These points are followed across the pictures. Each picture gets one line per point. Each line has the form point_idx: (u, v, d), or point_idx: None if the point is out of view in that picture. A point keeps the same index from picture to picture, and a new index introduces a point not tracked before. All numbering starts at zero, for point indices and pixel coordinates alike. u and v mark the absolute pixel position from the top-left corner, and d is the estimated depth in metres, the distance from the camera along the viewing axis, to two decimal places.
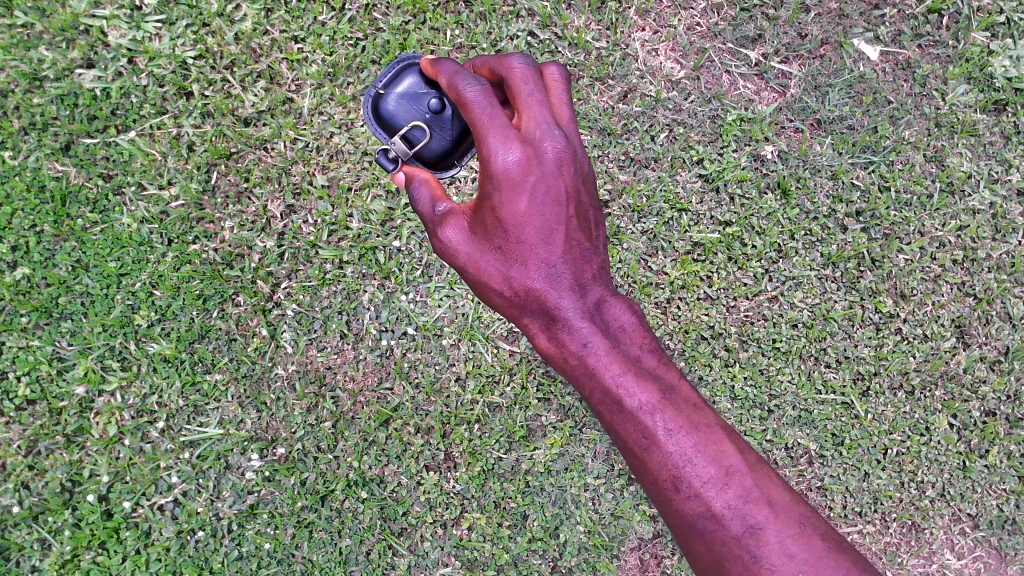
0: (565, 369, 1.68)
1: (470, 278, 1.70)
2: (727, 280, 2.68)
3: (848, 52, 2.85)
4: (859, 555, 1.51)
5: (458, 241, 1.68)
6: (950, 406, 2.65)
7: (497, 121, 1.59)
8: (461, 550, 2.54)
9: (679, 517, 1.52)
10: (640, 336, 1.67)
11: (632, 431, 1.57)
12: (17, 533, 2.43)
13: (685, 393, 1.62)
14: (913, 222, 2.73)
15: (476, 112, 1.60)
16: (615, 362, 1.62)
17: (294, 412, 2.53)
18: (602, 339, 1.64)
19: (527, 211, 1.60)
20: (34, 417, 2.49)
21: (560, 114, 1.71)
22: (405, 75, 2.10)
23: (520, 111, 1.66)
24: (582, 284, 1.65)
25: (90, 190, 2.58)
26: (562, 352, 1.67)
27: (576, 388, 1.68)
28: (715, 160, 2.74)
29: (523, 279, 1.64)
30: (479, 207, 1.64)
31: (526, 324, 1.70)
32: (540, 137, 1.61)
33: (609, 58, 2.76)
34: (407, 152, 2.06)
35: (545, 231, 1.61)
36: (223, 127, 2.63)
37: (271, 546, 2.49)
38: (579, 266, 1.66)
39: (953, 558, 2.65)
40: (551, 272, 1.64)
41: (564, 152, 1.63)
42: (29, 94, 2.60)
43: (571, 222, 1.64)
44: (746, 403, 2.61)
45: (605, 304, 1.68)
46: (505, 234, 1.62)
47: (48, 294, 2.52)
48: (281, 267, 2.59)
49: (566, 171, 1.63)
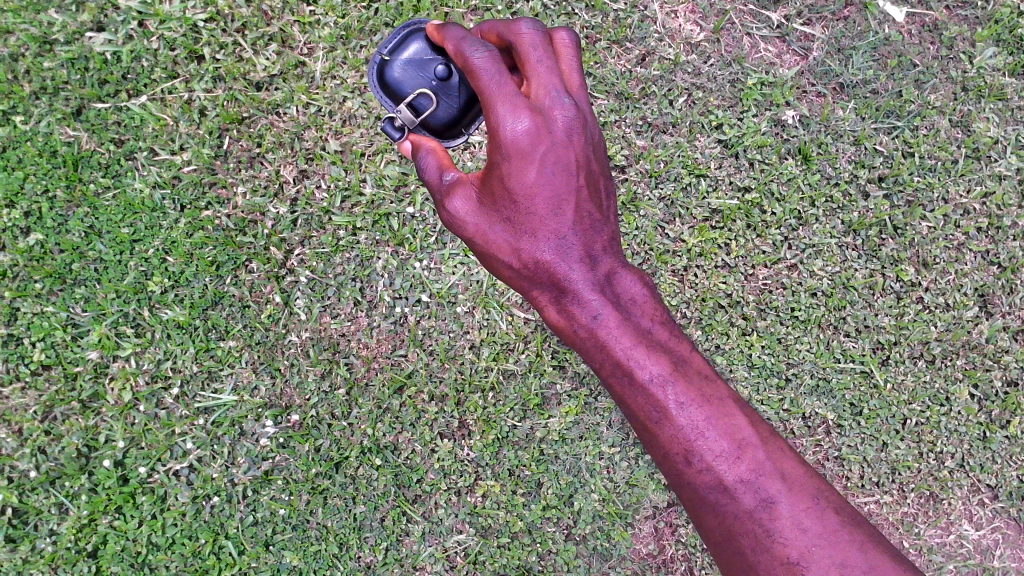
0: (576, 341, 1.65)
1: (478, 249, 1.67)
2: (745, 248, 2.63)
3: (874, 13, 2.77)
4: (871, 527, 1.50)
5: (466, 212, 1.65)
6: (972, 375, 2.61)
7: (506, 89, 1.53)
8: (475, 518, 2.53)
9: (691, 490, 1.50)
10: (651, 308, 1.64)
11: (643, 404, 1.54)
12: (34, 497, 2.43)
13: (696, 365, 1.59)
14: (937, 188, 2.68)
15: (484, 80, 1.54)
16: (626, 335, 1.58)
17: (308, 379, 2.53)
18: (613, 311, 1.61)
19: (536, 182, 1.56)
20: (50, 382, 2.49)
21: (569, 81, 1.64)
22: (411, 40, 2.05)
23: (528, 77, 1.59)
24: (592, 255, 1.62)
25: (102, 155, 2.56)
26: (571, 324, 1.64)
27: (586, 360, 1.65)
28: (735, 125, 2.68)
29: (532, 251, 1.61)
30: (487, 177, 1.60)
31: (535, 296, 1.67)
32: (550, 105, 1.56)
33: (627, 20, 2.69)
34: (413, 121, 1.98)
35: (555, 202, 1.58)
36: (235, 92, 2.60)
37: (286, 512, 2.49)
38: (590, 237, 1.62)
39: (971, 529, 2.61)
40: (560, 243, 1.60)
41: (575, 121, 1.57)
42: (39, 58, 2.58)
43: (581, 192, 1.60)
44: (763, 371, 2.57)
45: (616, 276, 1.64)
46: (514, 206, 1.58)
47: (61, 259, 2.51)
48: (294, 233, 2.57)
49: (576, 140, 1.58)
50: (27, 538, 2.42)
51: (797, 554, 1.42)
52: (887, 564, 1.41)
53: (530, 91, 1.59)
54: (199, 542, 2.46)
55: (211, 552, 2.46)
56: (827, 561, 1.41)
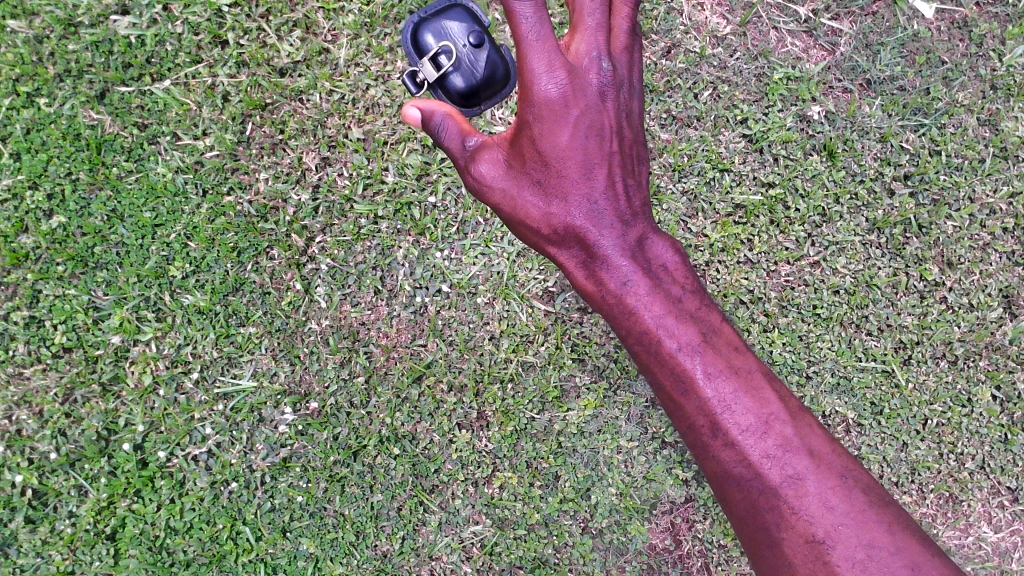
0: (603, 307, 1.66)
1: (507, 213, 1.68)
2: (768, 244, 2.61)
3: (902, 9, 2.74)
4: (898, 508, 1.49)
5: (494, 176, 1.66)
6: (994, 377, 2.59)
7: (545, 44, 1.48)
8: (491, 509, 2.52)
9: (714, 461, 1.51)
10: (683, 276, 1.65)
11: (669, 372, 1.55)
12: (54, 479, 2.44)
13: (726, 335, 1.59)
14: (964, 187, 2.65)
15: (523, 28, 1.45)
16: (656, 303, 1.59)
17: (328, 366, 2.53)
18: (642, 278, 1.62)
19: (568, 146, 1.56)
20: (71, 365, 2.49)
21: (614, 39, 1.60)
22: (449, 12, 2.13)
23: (568, 35, 1.56)
24: (623, 221, 1.64)
25: (126, 139, 2.57)
26: (600, 290, 1.65)
27: (613, 327, 1.66)
28: (760, 120, 2.66)
29: (562, 216, 1.63)
30: (517, 139, 1.61)
31: (564, 260, 1.69)
32: (587, 67, 1.55)
33: (653, 12, 2.67)
34: (432, 75, 2.05)
35: (587, 167, 1.59)
36: (258, 78, 2.61)
37: (303, 499, 2.49)
38: (621, 202, 1.63)
39: (990, 531, 2.59)
40: (591, 208, 1.62)
41: (611, 85, 1.56)
42: (63, 40, 2.58)
43: (614, 157, 1.61)
44: (784, 368, 2.56)
45: (646, 242, 1.66)
46: (546, 169, 1.59)
47: (83, 243, 2.52)
48: (315, 221, 2.58)
49: (610, 104, 1.58)
50: (46, 520, 2.43)
51: (822, 531, 1.43)
52: (912, 548, 1.41)
53: (568, 50, 1.56)
54: (217, 528, 2.47)
55: (228, 537, 2.47)
56: (853, 541, 1.41)
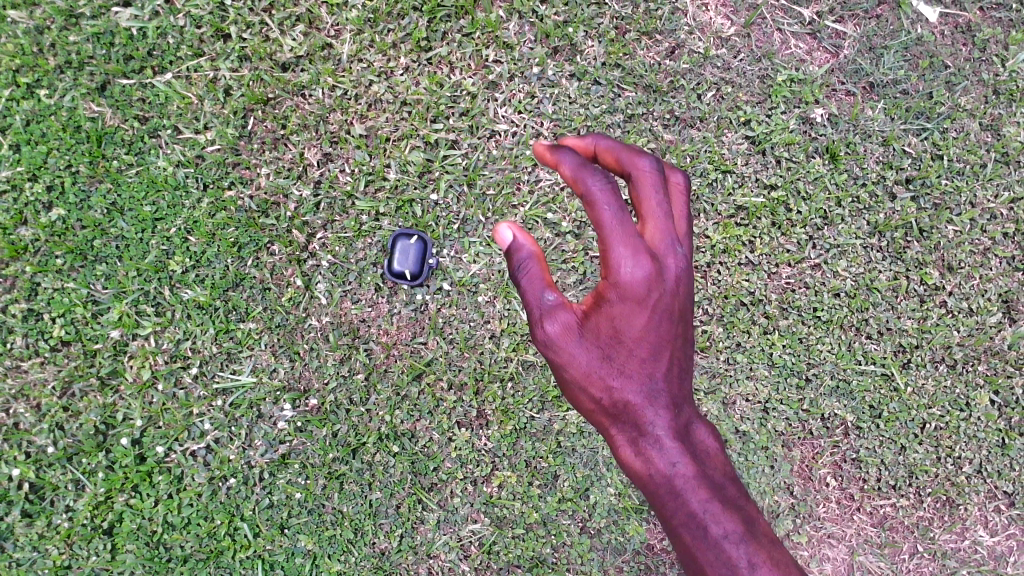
0: (646, 487, 1.58)
1: (566, 377, 1.65)
2: (770, 246, 2.61)
3: (907, 13, 2.74)
4: None
5: (560, 337, 1.62)
6: (992, 381, 2.60)
7: (628, 227, 1.53)
8: (490, 508, 2.52)
9: None
10: (721, 464, 1.61)
11: (712, 556, 1.48)
12: (51, 473, 2.43)
13: (762, 526, 1.56)
14: (965, 192, 2.66)
15: (605, 214, 1.52)
16: (703, 489, 1.53)
17: (328, 363, 2.52)
18: (691, 462, 1.56)
19: (644, 327, 1.59)
20: (69, 358, 2.48)
21: (678, 226, 1.65)
22: None
23: (644, 220, 1.60)
24: (676, 404, 1.61)
25: (126, 132, 2.56)
26: (648, 471, 1.57)
27: (654, 508, 1.58)
28: (764, 122, 2.65)
29: (621, 393, 1.60)
30: (594, 306, 1.61)
31: (614, 435, 1.63)
32: (665, 253, 1.58)
33: (658, 12, 2.67)
34: None
35: (657, 347, 1.61)
36: (261, 72, 2.60)
37: (302, 496, 2.49)
38: (677, 386, 1.62)
39: (986, 535, 2.60)
40: (650, 389, 1.60)
41: (684, 272, 1.61)
42: (65, 31, 2.56)
43: (677, 340, 1.63)
44: (784, 370, 2.57)
45: (693, 428, 1.62)
46: (619, 343, 1.60)
47: (83, 236, 2.50)
48: (317, 217, 2.57)
49: (682, 290, 1.62)
50: (43, 514, 2.41)
51: None
52: None
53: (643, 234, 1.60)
54: (215, 524, 2.46)
55: (226, 533, 2.46)
56: None
